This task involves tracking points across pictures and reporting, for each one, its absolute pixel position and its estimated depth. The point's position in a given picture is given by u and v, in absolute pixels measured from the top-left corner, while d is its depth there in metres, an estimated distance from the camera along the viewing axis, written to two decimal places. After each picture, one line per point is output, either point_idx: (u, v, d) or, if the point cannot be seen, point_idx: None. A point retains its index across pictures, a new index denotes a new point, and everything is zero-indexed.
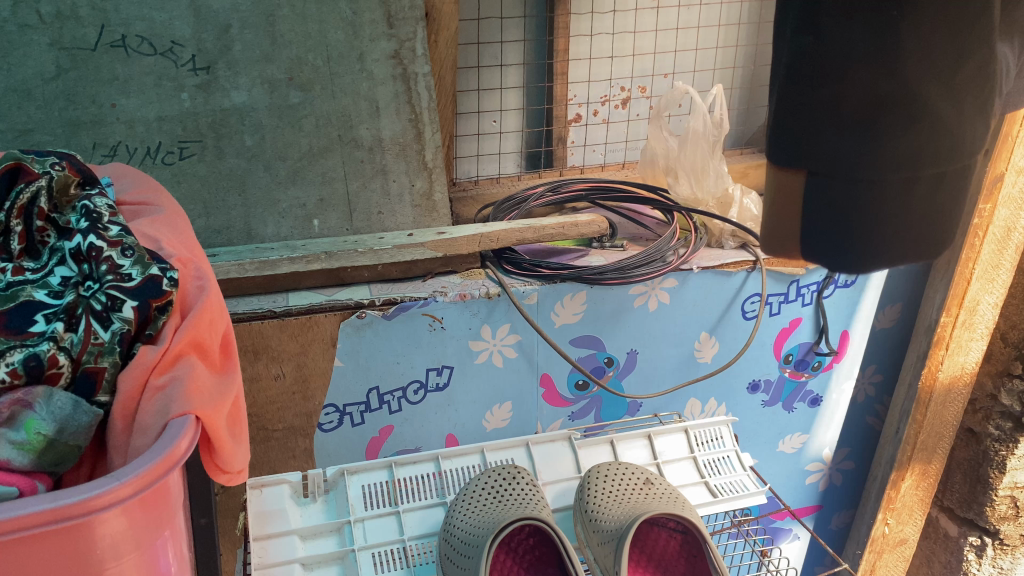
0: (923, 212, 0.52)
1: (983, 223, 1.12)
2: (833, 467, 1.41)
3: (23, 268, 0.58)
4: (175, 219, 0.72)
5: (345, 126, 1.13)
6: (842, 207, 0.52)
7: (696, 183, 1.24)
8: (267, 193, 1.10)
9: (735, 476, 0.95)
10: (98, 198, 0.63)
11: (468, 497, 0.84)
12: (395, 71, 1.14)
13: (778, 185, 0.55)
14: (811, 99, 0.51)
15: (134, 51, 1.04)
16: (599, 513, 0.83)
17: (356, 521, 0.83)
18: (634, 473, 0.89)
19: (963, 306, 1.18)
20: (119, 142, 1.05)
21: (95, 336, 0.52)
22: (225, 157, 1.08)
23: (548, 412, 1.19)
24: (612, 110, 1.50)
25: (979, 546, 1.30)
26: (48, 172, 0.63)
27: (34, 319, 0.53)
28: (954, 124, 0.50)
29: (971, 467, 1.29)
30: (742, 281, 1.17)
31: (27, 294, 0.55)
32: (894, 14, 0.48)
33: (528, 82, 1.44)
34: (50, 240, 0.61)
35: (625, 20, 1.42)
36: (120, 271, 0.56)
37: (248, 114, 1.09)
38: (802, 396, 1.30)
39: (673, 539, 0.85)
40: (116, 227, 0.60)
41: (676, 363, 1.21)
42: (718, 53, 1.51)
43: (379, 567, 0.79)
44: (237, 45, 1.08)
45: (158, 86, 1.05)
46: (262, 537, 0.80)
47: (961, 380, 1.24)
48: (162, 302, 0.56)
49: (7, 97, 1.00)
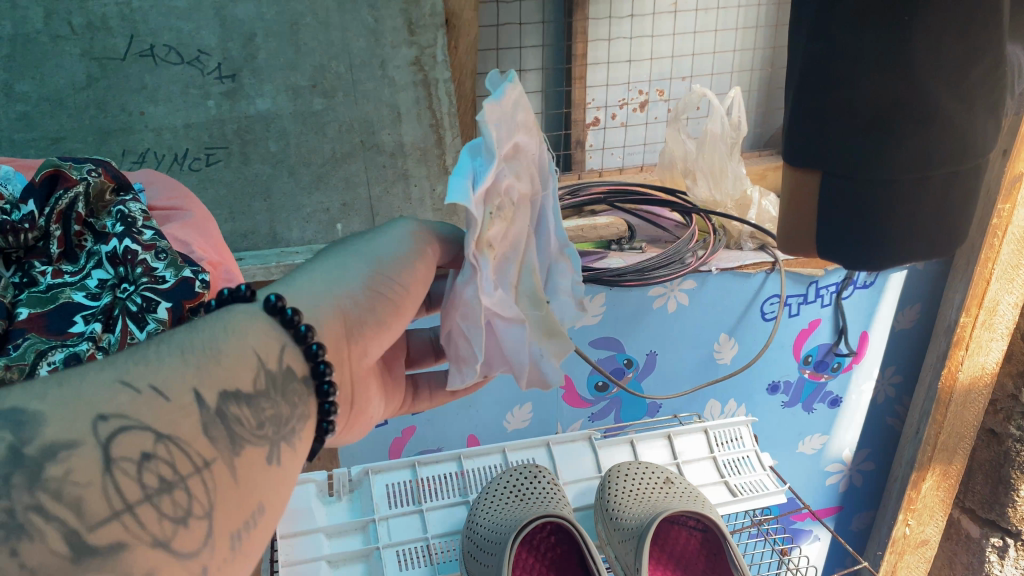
0: (935, 210, 0.54)
1: (1002, 223, 1.11)
2: (853, 468, 1.41)
3: (62, 271, 0.61)
4: (205, 223, 0.74)
5: (367, 132, 1.15)
6: (857, 207, 0.54)
7: (714, 184, 1.24)
8: (292, 197, 1.16)
9: (755, 475, 0.95)
10: (132, 203, 0.66)
11: (490, 496, 0.85)
12: (416, 77, 1.14)
13: (795, 189, 0.58)
14: (825, 101, 0.53)
15: (162, 60, 1.07)
16: (619, 510, 0.84)
17: (381, 520, 0.84)
18: (654, 473, 0.90)
19: (983, 306, 1.18)
20: (148, 149, 1.10)
21: (131, 336, 0.55)
22: (251, 163, 1.12)
23: (568, 413, 1.20)
24: (630, 114, 1.50)
25: (1001, 547, 1.28)
26: (85, 178, 0.65)
27: (73, 319, 0.56)
28: (964, 126, 0.51)
29: (993, 467, 1.28)
30: (760, 283, 1.17)
31: (66, 296, 0.58)
32: (906, 20, 0.48)
33: (546, 86, 1.46)
34: (87, 245, 0.63)
35: (642, 25, 1.44)
36: (154, 273, 0.59)
37: (273, 121, 1.12)
38: (821, 397, 1.30)
39: (694, 537, 0.87)
40: (150, 232, 0.63)
41: (695, 365, 1.22)
42: (736, 56, 1.52)
43: (404, 565, 0.80)
44: (262, 54, 1.09)
45: (185, 94, 1.08)
46: (289, 534, 0.82)
47: (982, 381, 1.24)
48: (195, 303, 0.58)
49: (42, 106, 1.04)
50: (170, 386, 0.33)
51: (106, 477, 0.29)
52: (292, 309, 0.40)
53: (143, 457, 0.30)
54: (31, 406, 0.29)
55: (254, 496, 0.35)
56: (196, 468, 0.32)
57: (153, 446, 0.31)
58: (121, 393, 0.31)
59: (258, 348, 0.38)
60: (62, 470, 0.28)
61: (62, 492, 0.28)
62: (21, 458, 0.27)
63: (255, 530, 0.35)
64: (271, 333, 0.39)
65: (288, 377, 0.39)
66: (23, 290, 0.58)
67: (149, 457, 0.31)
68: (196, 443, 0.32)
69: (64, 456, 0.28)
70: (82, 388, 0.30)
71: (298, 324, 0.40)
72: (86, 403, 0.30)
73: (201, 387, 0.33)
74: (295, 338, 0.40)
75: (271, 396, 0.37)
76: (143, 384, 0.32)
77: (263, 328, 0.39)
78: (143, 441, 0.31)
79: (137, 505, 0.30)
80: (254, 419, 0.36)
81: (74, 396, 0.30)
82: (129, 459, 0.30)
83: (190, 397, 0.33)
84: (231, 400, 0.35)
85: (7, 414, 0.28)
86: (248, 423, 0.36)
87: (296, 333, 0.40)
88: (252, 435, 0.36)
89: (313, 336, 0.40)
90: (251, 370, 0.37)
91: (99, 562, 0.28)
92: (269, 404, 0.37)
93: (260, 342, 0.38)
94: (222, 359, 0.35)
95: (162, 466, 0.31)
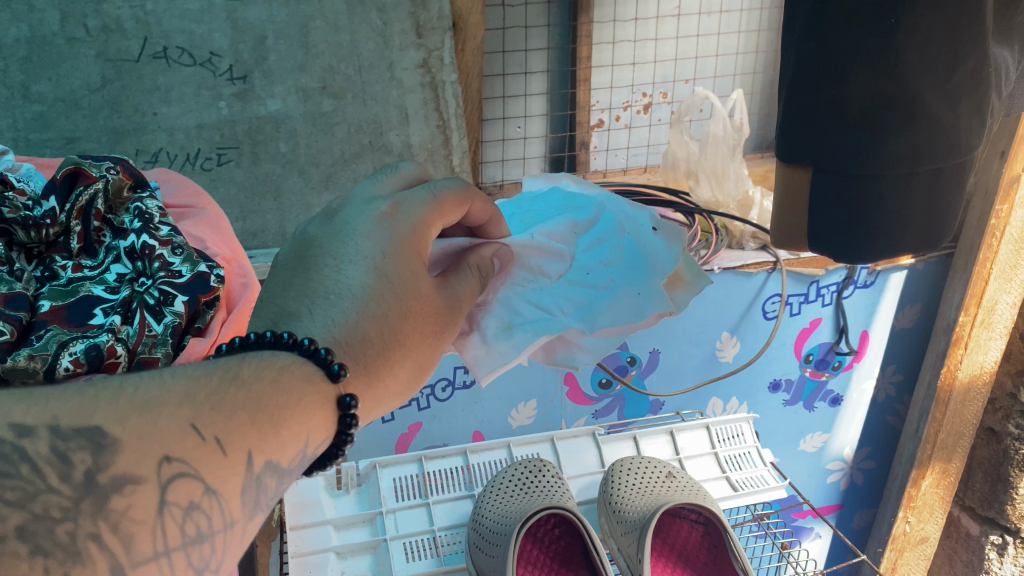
0: (921, 207, 0.56)
1: (1000, 224, 1.12)
2: (854, 466, 1.43)
3: (81, 265, 0.63)
4: (218, 220, 0.76)
5: (376, 133, 1.18)
6: (848, 199, 0.56)
7: (717, 185, 1.26)
8: (302, 198, 1.17)
9: (756, 471, 0.96)
10: (149, 200, 0.68)
11: (496, 488, 0.87)
12: (424, 79, 1.17)
13: (789, 181, 0.61)
14: (819, 98, 0.55)
15: (175, 61, 1.09)
16: (622, 504, 0.86)
17: (388, 512, 0.86)
18: (657, 467, 0.92)
19: (981, 305, 1.19)
20: (160, 149, 1.11)
21: (149, 328, 0.57)
22: (261, 163, 1.14)
23: (571, 410, 1.22)
24: (634, 115, 1.53)
25: (1001, 545, 1.29)
26: (105, 176, 0.66)
27: (93, 313, 0.58)
28: (950, 125, 0.53)
29: (992, 465, 1.30)
30: (762, 282, 1.18)
31: (86, 289, 0.60)
32: (892, 21, 0.50)
33: (551, 89, 1.47)
34: (106, 240, 0.65)
35: (647, 28, 1.46)
36: (171, 268, 0.62)
37: (283, 122, 1.14)
38: (822, 396, 1.32)
39: (695, 531, 0.89)
40: (167, 228, 0.65)
41: (699, 362, 1.23)
42: (738, 58, 1.55)
43: (410, 557, 0.82)
44: (273, 55, 1.11)
45: (197, 95, 1.11)
46: (298, 526, 0.83)
47: (980, 379, 1.25)
48: (209, 297, 0.61)
49: (57, 106, 1.05)
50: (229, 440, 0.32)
51: (159, 520, 0.30)
52: (354, 417, 0.39)
53: (191, 506, 0.31)
54: (113, 431, 0.29)
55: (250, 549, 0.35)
56: (226, 523, 0.33)
57: (200, 497, 0.31)
58: (188, 438, 0.30)
59: (311, 436, 0.36)
60: (124, 504, 0.29)
61: (120, 526, 0.28)
62: (94, 485, 0.28)
63: None
64: (324, 415, 0.37)
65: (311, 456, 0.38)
66: (45, 284, 0.60)
67: (195, 507, 0.31)
68: (232, 500, 0.33)
69: (129, 490, 0.29)
70: (161, 421, 0.30)
71: (348, 430, 0.39)
72: (160, 442, 0.30)
73: (256, 452, 0.33)
74: (338, 405, 0.38)
75: (293, 473, 0.36)
76: (209, 433, 0.31)
77: (324, 416, 0.37)
78: (194, 489, 0.31)
79: (174, 551, 0.30)
80: (281, 484, 0.36)
81: (152, 427, 0.30)
82: (179, 505, 0.30)
83: (243, 458, 0.32)
84: (270, 471, 0.34)
85: (91, 433, 0.29)
86: (273, 488, 0.35)
87: (340, 433, 0.39)
88: (267, 502, 0.35)
89: (352, 407, 0.38)
90: (295, 449, 0.35)
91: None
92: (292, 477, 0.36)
93: (316, 433, 0.37)
94: (282, 430, 0.34)
95: (201, 518, 0.31)
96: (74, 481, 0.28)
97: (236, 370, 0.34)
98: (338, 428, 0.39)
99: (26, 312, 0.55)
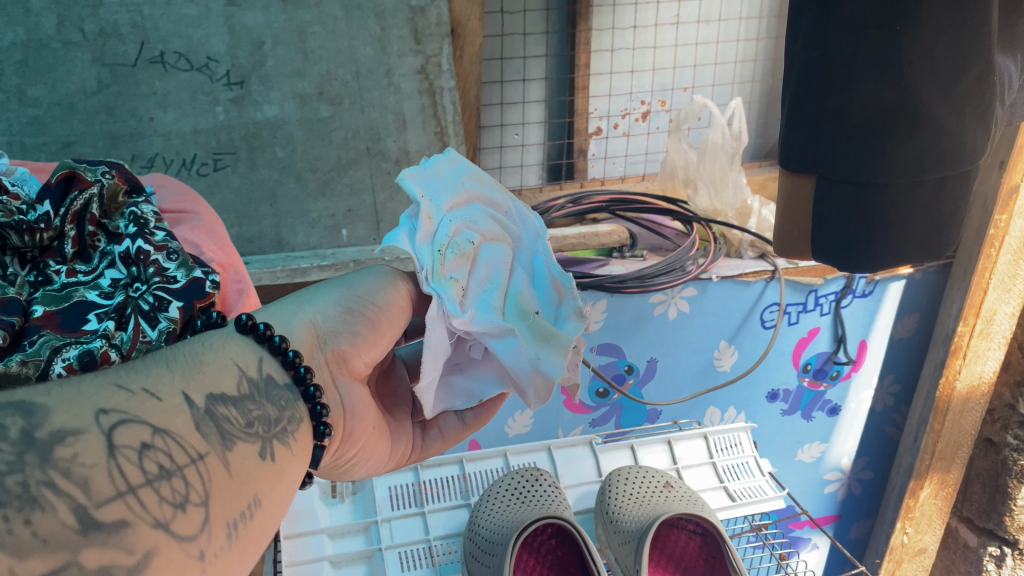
0: (922, 213, 0.57)
1: (999, 233, 1.13)
2: (851, 476, 1.43)
3: (75, 270, 0.62)
4: (213, 225, 0.75)
5: (373, 139, 1.17)
6: (852, 206, 0.56)
7: (715, 194, 1.25)
8: (298, 202, 1.15)
9: (754, 481, 0.96)
10: (145, 205, 0.68)
11: (491, 497, 0.86)
12: (421, 86, 1.17)
13: (791, 190, 0.61)
14: (824, 106, 0.54)
15: (172, 66, 1.09)
16: (620, 513, 0.86)
17: (383, 521, 0.85)
18: (655, 477, 0.91)
19: (981, 316, 1.19)
20: (156, 154, 1.10)
21: (143, 334, 0.55)
22: (258, 168, 1.13)
23: (568, 419, 1.21)
24: (633, 123, 1.52)
25: (998, 556, 1.29)
26: (100, 180, 0.66)
27: (87, 318, 0.57)
28: (955, 133, 0.52)
29: (990, 476, 1.30)
30: (760, 291, 1.17)
31: (79, 295, 0.59)
32: (898, 28, 0.49)
33: (550, 96, 1.47)
34: (100, 245, 0.64)
35: (645, 36, 1.46)
36: (166, 273, 0.61)
37: (280, 127, 1.13)
38: (820, 406, 1.32)
39: (693, 541, 0.88)
40: (162, 233, 0.65)
41: (696, 371, 1.23)
42: (737, 67, 1.55)
43: (406, 566, 0.81)
44: (270, 61, 1.11)
45: (194, 100, 1.10)
46: (292, 535, 0.83)
47: (979, 390, 1.25)
48: (205, 302, 0.60)
49: (52, 111, 1.05)
50: (160, 389, 0.35)
51: (111, 461, 0.30)
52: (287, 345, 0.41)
53: (143, 447, 0.32)
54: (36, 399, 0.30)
55: (248, 488, 0.36)
56: (192, 459, 0.33)
57: (151, 438, 0.32)
58: (116, 393, 0.32)
59: (240, 361, 0.40)
60: (71, 452, 0.29)
61: (72, 471, 0.29)
62: (34, 440, 0.28)
63: (252, 520, 0.36)
64: (247, 349, 0.40)
65: (268, 384, 0.40)
66: (38, 288, 0.59)
67: (148, 447, 0.32)
68: (189, 435, 0.34)
69: (72, 440, 0.29)
70: (84, 386, 0.32)
71: (317, 401, 0.42)
72: (89, 400, 0.31)
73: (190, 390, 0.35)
74: (272, 350, 0.41)
75: (256, 398, 0.39)
76: (137, 387, 0.33)
77: (243, 350, 0.40)
78: (142, 433, 0.32)
79: (139, 488, 0.31)
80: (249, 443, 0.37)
81: (77, 394, 0.31)
82: (131, 447, 0.31)
83: (176, 398, 0.35)
84: (218, 402, 0.37)
85: (18, 404, 0.29)
86: (234, 424, 0.37)
87: (312, 407, 0.42)
88: (240, 432, 0.37)
89: (286, 344, 0.41)
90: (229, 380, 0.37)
91: (101, 536, 0.28)
92: (255, 406, 0.39)
93: (244, 360, 0.40)
94: (202, 368, 0.37)
95: (160, 456, 0.32)
96: (13, 438, 0.28)
97: (129, 372, 0.35)
98: (306, 404, 0.42)
99: (18, 318, 0.53)
